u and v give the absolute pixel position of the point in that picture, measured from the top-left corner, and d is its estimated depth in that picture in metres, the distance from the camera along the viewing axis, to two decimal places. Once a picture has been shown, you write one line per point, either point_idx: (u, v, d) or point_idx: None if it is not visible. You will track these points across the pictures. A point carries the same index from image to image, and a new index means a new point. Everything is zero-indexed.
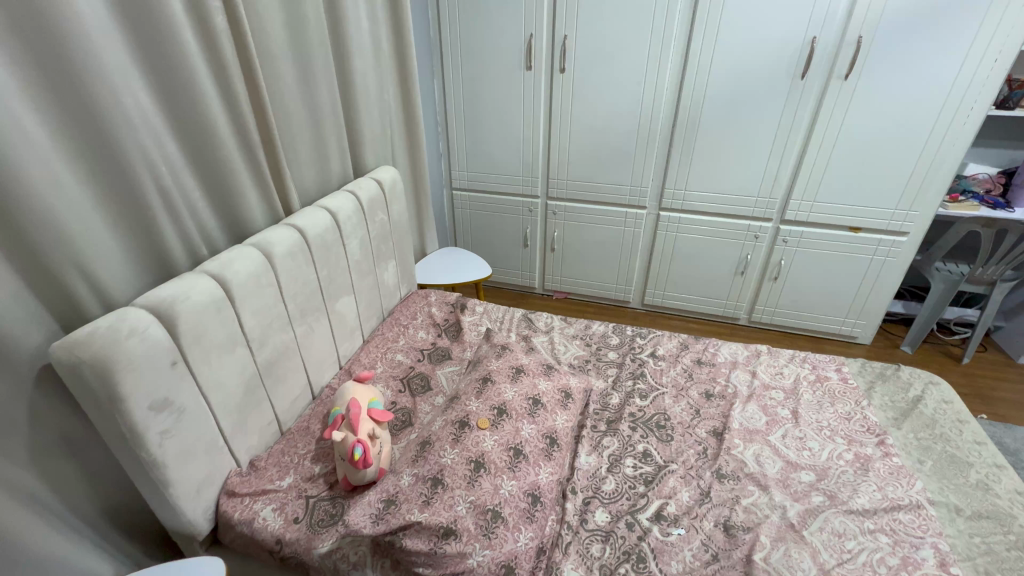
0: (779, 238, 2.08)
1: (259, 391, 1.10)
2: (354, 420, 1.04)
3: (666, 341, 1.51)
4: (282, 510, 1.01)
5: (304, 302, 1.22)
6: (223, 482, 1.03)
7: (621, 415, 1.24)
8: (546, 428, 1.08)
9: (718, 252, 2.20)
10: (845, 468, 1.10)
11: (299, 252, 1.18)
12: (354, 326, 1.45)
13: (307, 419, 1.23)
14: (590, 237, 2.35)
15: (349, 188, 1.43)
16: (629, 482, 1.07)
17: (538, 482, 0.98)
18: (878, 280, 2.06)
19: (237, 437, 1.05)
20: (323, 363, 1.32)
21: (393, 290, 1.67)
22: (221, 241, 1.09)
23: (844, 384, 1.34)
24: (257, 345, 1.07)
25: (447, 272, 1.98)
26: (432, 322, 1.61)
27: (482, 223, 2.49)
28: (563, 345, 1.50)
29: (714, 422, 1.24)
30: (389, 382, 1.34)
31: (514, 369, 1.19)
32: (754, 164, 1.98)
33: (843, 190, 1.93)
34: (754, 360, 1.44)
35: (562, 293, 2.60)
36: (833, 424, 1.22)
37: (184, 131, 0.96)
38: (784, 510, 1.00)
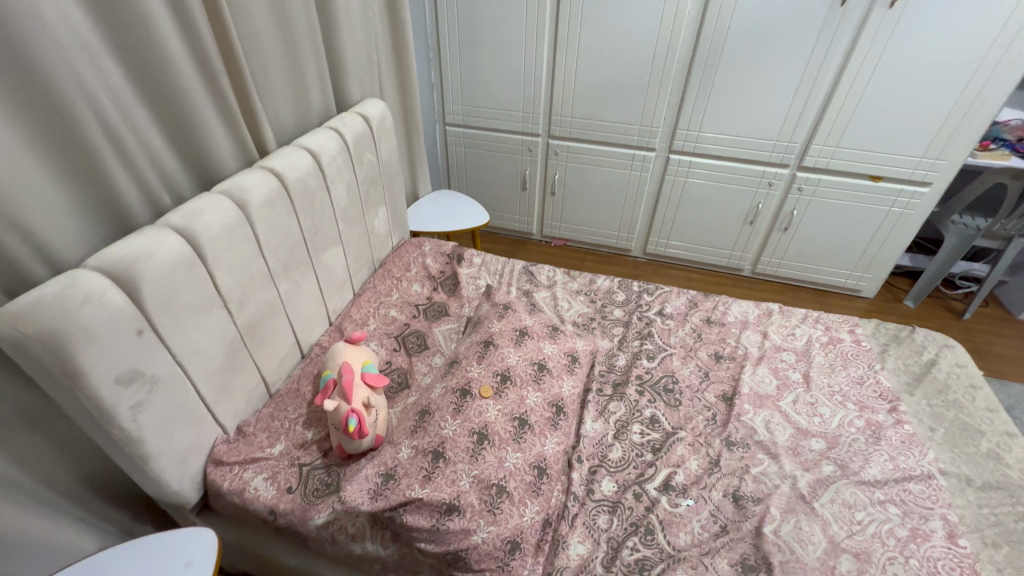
0: (795, 186, 1.96)
1: (243, 354, 1.01)
2: (347, 388, 0.96)
3: (674, 299, 1.44)
4: (274, 480, 0.96)
5: (287, 256, 1.10)
6: (209, 450, 0.97)
7: (628, 378, 1.19)
8: (552, 395, 1.02)
9: (728, 200, 2.08)
10: (856, 436, 1.08)
11: (278, 200, 1.04)
12: (343, 280, 1.35)
13: (296, 380, 1.16)
14: (593, 181, 2.21)
15: (331, 124, 1.27)
16: (636, 449, 1.04)
17: (544, 453, 0.93)
18: (892, 232, 1.97)
19: (222, 403, 0.98)
20: (311, 321, 1.23)
21: (384, 238, 1.55)
22: (187, 187, 0.96)
23: (857, 346, 1.29)
24: (237, 306, 0.97)
25: (441, 218, 1.85)
26: (426, 274, 1.51)
27: (477, 163, 2.31)
28: (566, 302, 1.42)
29: (724, 385, 1.19)
30: (383, 341, 1.27)
31: (518, 331, 1.11)
32: (776, 104, 1.81)
33: (870, 135, 1.79)
34: (766, 319, 1.38)
35: (561, 240, 2.49)
36: (845, 389, 1.18)
37: (127, 53, 0.79)
38: (794, 480, 0.98)
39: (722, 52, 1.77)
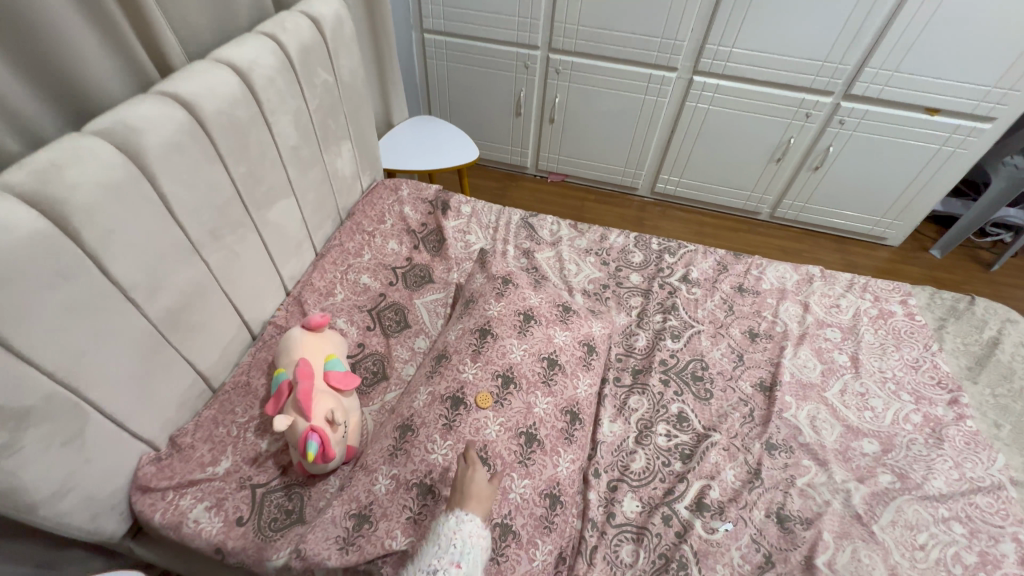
0: (836, 119, 1.68)
1: (165, 353, 0.77)
2: (305, 401, 0.74)
3: (700, 260, 1.22)
4: (220, 509, 0.76)
5: (216, 219, 0.82)
6: (133, 473, 0.77)
7: (650, 364, 0.99)
8: (565, 400, 0.82)
9: (755, 133, 1.79)
10: (913, 436, 0.92)
11: (191, 142, 0.75)
12: (300, 239, 1.08)
13: (245, 370, 0.93)
14: (599, 107, 1.88)
15: (266, 28, 0.92)
16: (662, 457, 0.87)
17: (556, 476, 0.76)
18: (935, 175, 1.74)
19: (142, 417, 0.76)
20: (260, 295, 0.98)
21: (350, 182, 1.26)
22: (47, 125, 0.65)
23: (910, 322, 1.11)
24: (145, 295, 0.71)
25: (420, 153, 1.54)
26: (404, 227, 1.24)
27: (462, 81, 1.94)
28: (574, 264, 1.18)
29: (761, 371, 1.01)
30: (353, 317, 1.03)
31: (521, 315, 0.88)
32: (833, 13, 1.47)
33: (937, 58, 1.48)
34: (806, 287, 1.18)
35: (558, 176, 2.19)
36: (899, 376, 1.02)
37: None
38: (847, 495, 0.83)
39: None
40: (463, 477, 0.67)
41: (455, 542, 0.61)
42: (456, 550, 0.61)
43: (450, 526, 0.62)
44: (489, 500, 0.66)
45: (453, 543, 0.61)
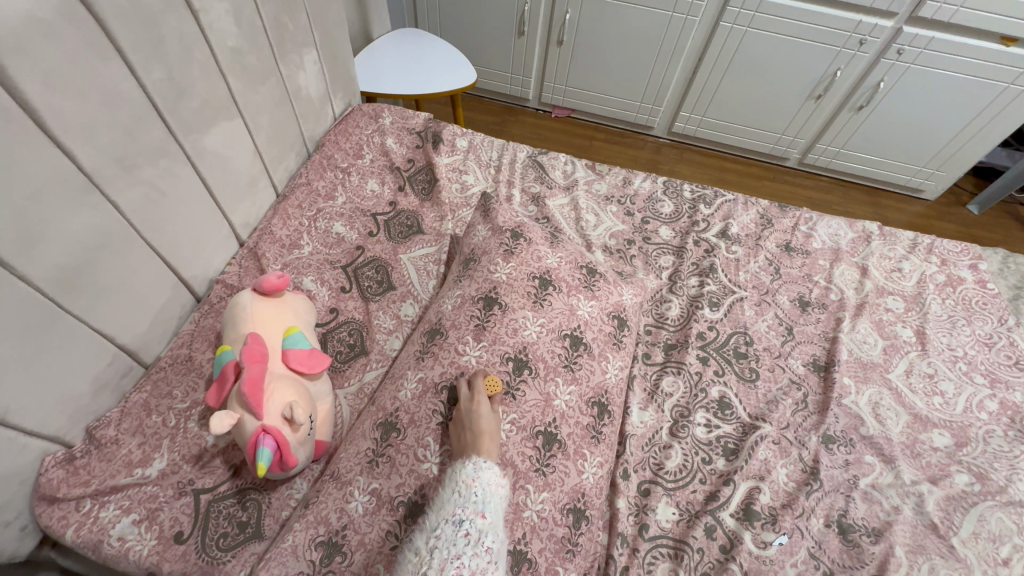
0: (894, 47, 1.44)
1: (59, 326, 0.57)
2: (255, 393, 0.56)
3: (741, 213, 1.02)
4: (152, 521, 0.60)
5: (122, 144, 0.60)
6: (35, 477, 0.59)
7: (686, 338, 0.83)
8: (592, 389, 0.65)
9: (797, 63, 1.55)
10: (991, 428, 0.79)
11: (66, 25, 0.51)
12: (253, 175, 0.85)
13: (186, 342, 0.74)
14: (617, 27, 1.60)
15: None
16: (702, 453, 0.72)
17: (581, 486, 0.60)
18: (994, 119, 1.54)
19: (38, 408, 0.57)
20: (203, 246, 0.77)
21: (318, 105, 1.01)
22: None
23: (983, 290, 0.95)
24: (13, 249, 0.50)
25: (406, 75, 1.27)
26: (387, 164, 1.02)
27: None
28: (592, 214, 0.98)
29: (814, 348, 0.85)
30: (324, 275, 0.84)
31: (536, 279, 0.70)
32: None
33: None
34: (863, 247, 1.01)
35: (564, 111, 1.93)
36: (971, 354, 0.87)
37: None
38: (920, 500, 0.70)
39: None
40: (468, 411, 0.56)
41: (475, 490, 0.50)
42: (478, 497, 0.50)
43: (466, 470, 0.51)
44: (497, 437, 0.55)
45: (472, 488, 0.50)
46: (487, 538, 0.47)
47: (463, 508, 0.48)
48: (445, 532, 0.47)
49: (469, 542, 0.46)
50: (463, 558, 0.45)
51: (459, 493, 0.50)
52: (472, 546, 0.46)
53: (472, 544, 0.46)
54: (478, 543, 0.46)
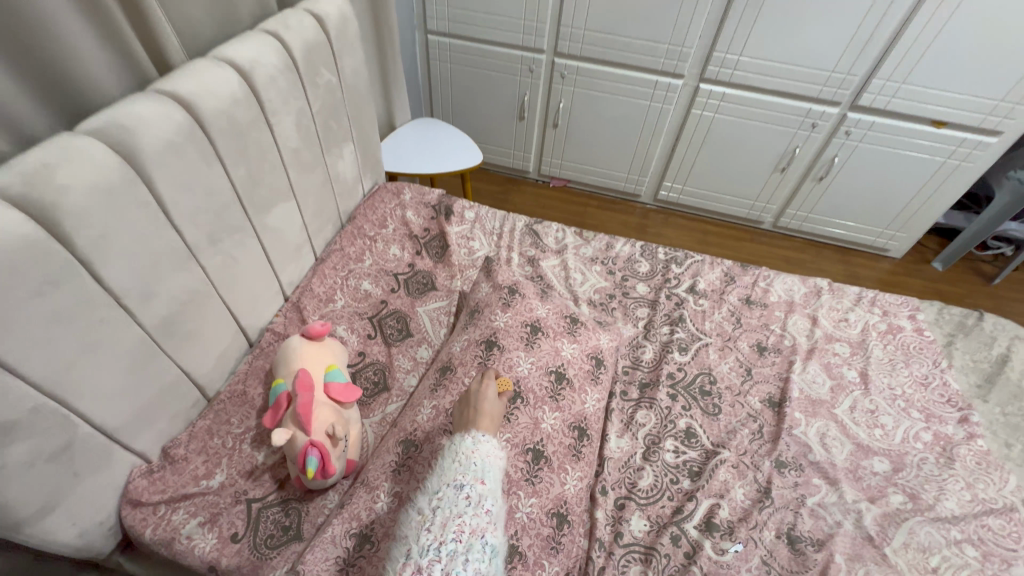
0: (842, 129, 1.67)
1: (157, 361, 0.74)
2: (305, 415, 0.71)
3: (708, 271, 1.20)
4: (213, 524, 0.73)
5: (214, 223, 0.79)
6: (124, 485, 0.74)
7: (658, 378, 0.97)
8: (574, 415, 0.79)
9: (761, 141, 1.78)
10: (925, 456, 0.91)
11: (188, 145, 0.72)
12: (300, 243, 1.05)
13: (242, 379, 0.90)
14: (605, 113, 1.86)
15: (270, 27, 0.90)
16: (670, 475, 0.85)
17: (564, 494, 0.73)
18: (940, 188, 1.74)
19: (134, 428, 0.73)
20: (259, 301, 0.95)
21: (352, 186, 1.23)
22: (41, 126, 0.62)
23: (920, 337, 1.10)
24: (138, 302, 0.68)
25: (423, 157, 1.51)
26: (407, 232, 1.22)
27: (466, 83, 1.92)
28: (579, 273, 1.16)
29: (770, 387, 0.99)
30: (354, 324, 1.01)
31: (528, 327, 0.86)
32: (841, 23, 1.47)
33: (946, 70, 1.48)
34: (814, 300, 1.17)
35: (560, 181, 2.17)
36: (908, 393, 1.00)
37: None
38: (859, 516, 0.82)
39: None
40: (472, 396, 0.70)
41: (474, 461, 0.60)
42: (477, 466, 0.60)
43: (467, 443, 0.62)
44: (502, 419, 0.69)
45: (472, 458, 0.60)
46: (486, 500, 0.57)
47: (465, 473, 0.59)
48: (448, 495, 0.56)
49: (469, 503, 0.56)
50: (464, 517, 0.55)
51: (461, 461, 0.60)
52: (472, 507, 0.55)
53: (473, 501, 0.56)
54: (478, 505, 0.56)
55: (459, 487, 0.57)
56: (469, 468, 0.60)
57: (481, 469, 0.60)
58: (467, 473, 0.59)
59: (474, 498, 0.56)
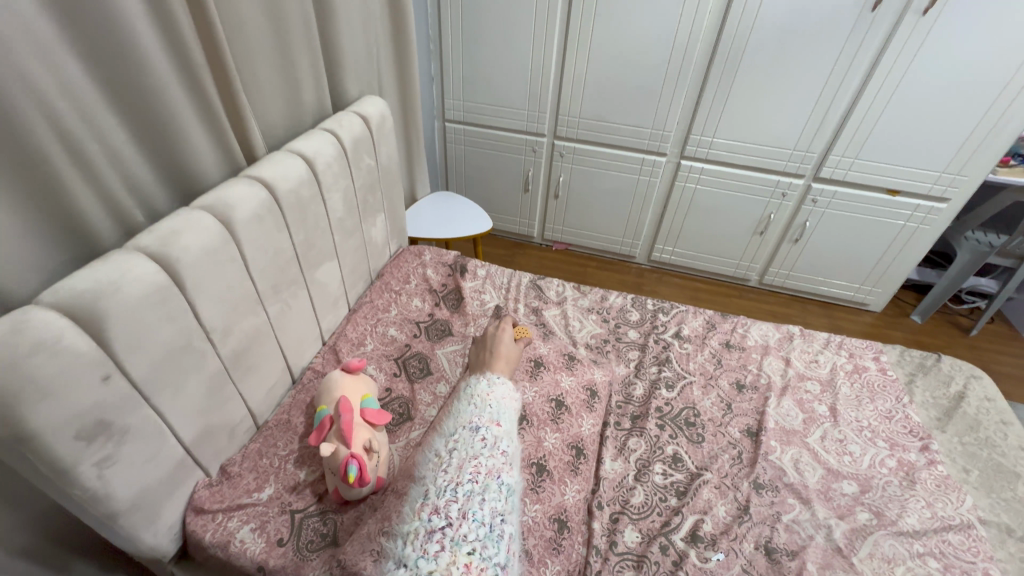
0: (809, 198, 1.90)
1: (227, 389, 0.90)
2: (346, 430, 0.85)
3: (691, 319, 1.36)
4: (263, 530, 0.85)
5: (278, 276, 0.99)
6: (189, 496, 0.87)
7: (647, 411, 1.10)
8: (571, 436, 0.94)
9: (739, 208, 2.01)
10: (889, 479, 1.01)
11: (268, 215, 0.93)
12: (338, 296, 1.24)
13: (287, 410, 1.05)
14: (600, 184, 2.12)
15: (328, 125, 1.15)
16: (659, 493, 0.96)
17: (564, 503, 0.85)
18: (905, 247, 1.93)
19: (203, 444, 0.87)
20: (303, 343, 1.12)
21: (381, 248, 1.44)
22: (165, 202, 0.83)
23: (883, 376, 1.23)
24: (220, 337, 0.86)
25: (440, 224, 1.74)
26: (427, 287, 1.40)
27: (477, 162, 2.20)
28: (577, 321, 1.33)
29: (748, 419, 1.12)
30: (382, 364, 1.17)
31: (532, 361, 1.04)
32: (796, 110, 1.73)
33: (892, 146, 1.72)
34: (787, 344, 1.31)
35: (562, 244, 2.40)
36: (874, 425, 1.12)
37: (91, 52, 0.67)
38: (829, 530, 0.92)
39: (744, 52, 1.67)
40: (491, 339, 0.93)
41: (490, 404, 0.74)
42: (492, 407, 0.74)
43: (483, 388, 0.78)
44: (516, 361, 0.91)
45: (488, 400, 0.75)
46: (501, 442, 0.68)
47: (480, 417, 0.72)
48: (465, 436, 0.68)
49: (485, 444, 0.67)
50: (481, 458, 0.65)
51: (478, 407, 0.73)
52: (488, 449, 0.66)
53: (489, 445, 0.67)
54: (493, 447, 0.67)
55: (475, 432, 0.69)
56: (484, 412, 0.73)
57: (495, 412, 0.74)
58: (482, 416, 0.72)
59: (490, 442, 0.68)
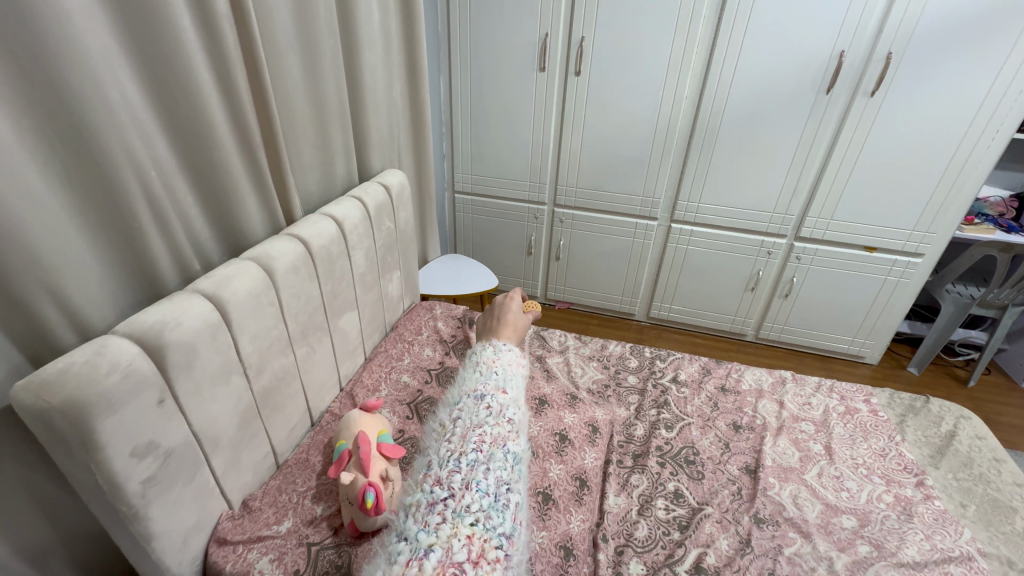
0: (793, 255, 2.04)
1: (255, 423, 0.97)
2: (364, 460, 0.91)
3: (687, 365, 1.44)
4: (280, 561, 0.88)
5: (306, 321, 1.09)
6: (213, 528, 0.91)
7: (648, 449, 1.16)
8: (574, 468, 1.06)
9: (730, 267, 2.14)
10: (887, 513, 1.04)
11: (303, 266, 1.06)
12: (356, 344, 1.34)
13: (306, 449, 1.11)
14: (597, 247, 2.28)
15: (355, 193, 1.32)
16: (662, 527, 0.99)
17: (569, 532, 0.94)
18: (890, 300, 2.03)
19: (230, 476, 0.93)
20: (324, 387, 1.21)
21: (396, 302, 1.56)
22: (216, 254, 0.96)
23: (875, 417, 1.28)
24: (254, 373, 0.95)
25: (449, 283, 1.87)
26: (438, 338, 1.49)
27: (484, 229, 2.39)
28: (579, 367, 1.41)
29: (746, 457, 1.17)
30: (396, 408, 1.22)
31: (537, 399, 1.24)
32: (772, 177, 1.92)
33: (862, 207, 1.88)
34: (780, 388, 1.37)
35: (565, 304, 2.52)
36: (869, 462, 1.16)
37: (177, 133, 0.83)
38: (830, 562, 0.94)
39: (719, 129, 1.90)
40: (497, 307, 1.30)
41: (495, 369, 1.06)
42: (497, 376, 1.05)
43: (489, 353, 1.12)
44: (518, 324, 1.27)
45: (493, 366, 1.06)
46: (505, 413, 0.95)
47: (487, 383, 1.02)
48: (468, 403, 0.96)
49: (489, 415, 0.93)
50: (484, 430, 0.90)
51: (484, 372, 1.04)
52: (491, 418, 0.93)
53: (494, 410, 0.94)
54: (496, 417, 0.93)
55: (479, 398, 0.97)
56: (490, 376, 1.04)
57: (500, 376, 1.05)
58: (488, 382, 1.03)
59: (494, 408, 0.95)
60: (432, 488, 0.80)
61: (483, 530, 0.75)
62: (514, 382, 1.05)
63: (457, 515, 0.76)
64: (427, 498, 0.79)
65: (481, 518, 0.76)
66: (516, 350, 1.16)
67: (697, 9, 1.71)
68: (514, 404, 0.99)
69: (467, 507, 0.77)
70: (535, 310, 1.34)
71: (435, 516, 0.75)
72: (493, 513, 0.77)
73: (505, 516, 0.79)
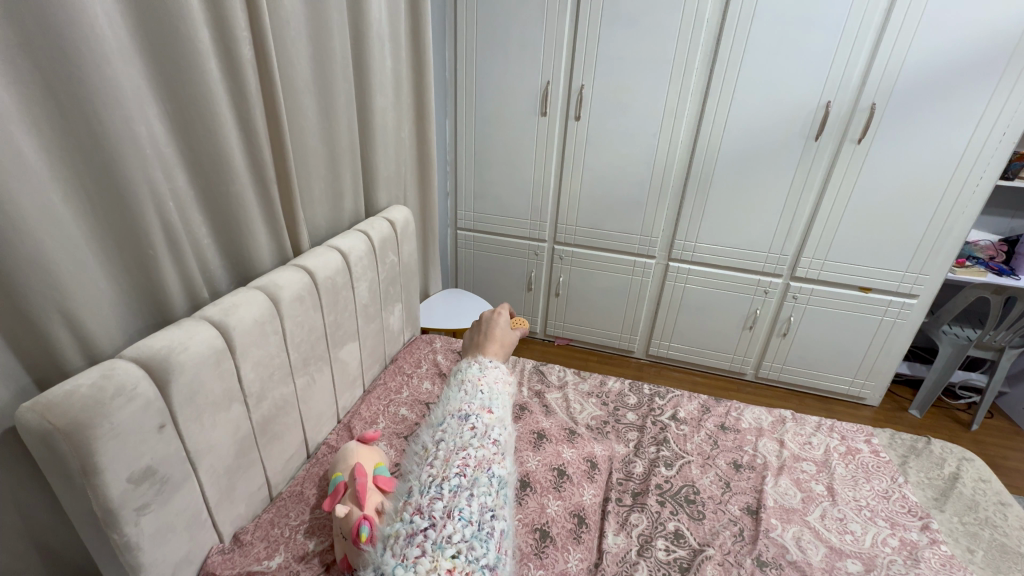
0: (789, 295, 2.07)
1: (252, 453, 0.97)
2: (361, 492, 0.89)
3: (687, 403, 1.43)
4: None
5: (308, 351, 1.11)
6: (203, 561, 0.88)
7: (647, 487, 1.14)
8: (573, 504, 1.05)
9: (728, 304, 2.17)
10: (893, 557, 1.01)
11: (308, 296, 1.08)
12: (355, 375, 1.34)
13: (301, 482, 1.09)
14: (596, 284, 2.31)
15: (361, 227, 1.36)
16: (663, 569, 0.96)
17: (567, 569, 0.93)
18: (888, 340, 2.04)
19: (223, 506, 0.91)
20: (322, 418, 1.20)
21: (396, 335, 1.57)
22: (224, 282, 0.99)
23: (876, 457, 1.27)
24: (254, 401, 0.96)
25: (449, 317, 1.89)
26: (436, 370, 1.49)
27: (485, 264, 2.43)
28: (578, 403, 1.40)
29: (747, 497, 1.15)
30: (392, 441, 1.20)
31: (535, 433, 1.23)
32: (766, 219, 1.98)
33: (855, 248, 1.93)
34: (780, 427, 1.37)
35: (564, 339, 2.53)
36: (872, 504, 1.14)
37: (194, 167, 0.88)
38: None
39: (713, 171, 1.97)
40: (484, 318, 1.37)
41: (483, 391, 1.08)
42: (483, 397, 1.07)
43: (477, 370, 1.16)
44: (506, 342, 1.32)
45: (479, 387, 1.09)
46: (492, 434, 0.97)
47: (472, 403, 1.04)
48: (451, 425, 0.98)
49: (475, 436, 0.95)
50: (470, 454, 0.91)
51: (469, 393, 1.07)
52: (477, 441, 0.94)
53: (477, 432, 0.96)
54: (481, 439, 0.95)
55: (464, 419, 0.99)
56: (475, 396, 1.06)
57: (486, 395, 1.08)
58: (474, 402, 1.05)
59: (478, 429, 0.96)
60: (411, 518, 0.79)
61: (465, 562, 0.74)
62: (500, 402, 1.08)
63: (437, 547, 0.74)
64: (405, 529, 0.78)
65: (464, 549, 0.75)
66: (502, 368, 1.20)
67: (690, 61, 1.83)
68: (499, 424, 1.01)
69: (448, 539, 0.76)
70: (523, 325, 1.38)
71: (414, 548, 0.74)
72: (476, 543, 0.77)
73: (488, 546, 0.79)
